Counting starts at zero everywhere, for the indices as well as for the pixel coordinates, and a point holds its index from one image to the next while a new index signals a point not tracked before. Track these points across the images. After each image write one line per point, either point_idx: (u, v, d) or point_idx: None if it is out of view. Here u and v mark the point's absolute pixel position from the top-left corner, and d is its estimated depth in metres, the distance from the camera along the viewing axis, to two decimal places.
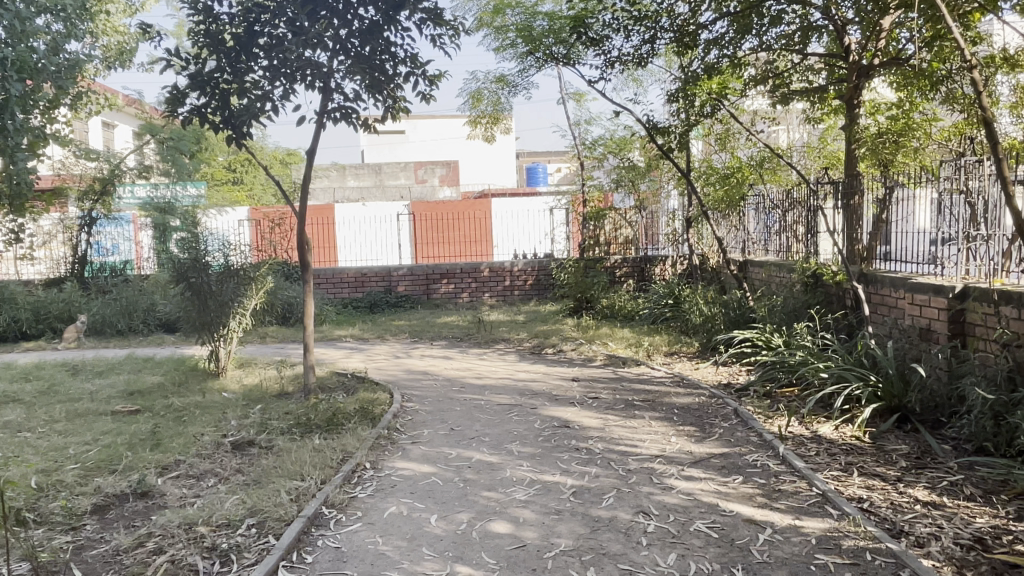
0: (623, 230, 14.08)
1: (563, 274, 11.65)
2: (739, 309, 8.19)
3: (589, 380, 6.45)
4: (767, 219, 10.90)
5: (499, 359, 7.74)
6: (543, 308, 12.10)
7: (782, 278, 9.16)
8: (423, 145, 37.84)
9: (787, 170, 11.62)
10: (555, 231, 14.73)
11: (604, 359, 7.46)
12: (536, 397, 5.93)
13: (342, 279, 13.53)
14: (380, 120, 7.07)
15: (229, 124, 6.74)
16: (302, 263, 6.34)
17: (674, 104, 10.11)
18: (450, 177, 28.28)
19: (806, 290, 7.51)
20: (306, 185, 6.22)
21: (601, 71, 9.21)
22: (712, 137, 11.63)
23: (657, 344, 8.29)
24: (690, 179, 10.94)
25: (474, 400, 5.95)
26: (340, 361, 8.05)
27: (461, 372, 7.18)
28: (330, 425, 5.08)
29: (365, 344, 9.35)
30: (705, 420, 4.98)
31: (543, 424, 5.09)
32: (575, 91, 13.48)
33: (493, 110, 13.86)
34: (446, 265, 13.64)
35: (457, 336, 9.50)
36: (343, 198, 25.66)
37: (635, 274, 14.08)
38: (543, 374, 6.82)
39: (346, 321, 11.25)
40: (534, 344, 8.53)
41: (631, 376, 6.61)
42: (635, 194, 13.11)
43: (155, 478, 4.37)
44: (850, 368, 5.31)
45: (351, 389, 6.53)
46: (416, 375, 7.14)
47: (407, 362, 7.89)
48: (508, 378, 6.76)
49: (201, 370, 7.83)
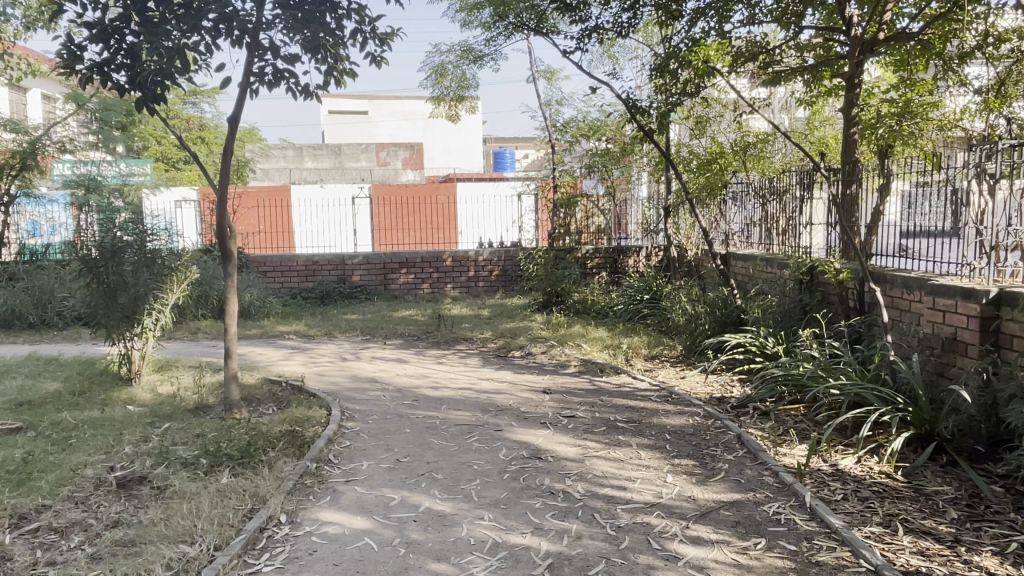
0: (595, 218, 12.94)
1: (534, 266, 10.74)
2: (728, 309, 7.35)
3: (563, 393, 5.55)
4: (752, 209, 10.13)
5: (459, 364, 6.79)
6: (510, 302, 11.19)
7: (770, 273, 8.30)
8: (386, 127, 36.48)
9: (772, 156, 10.86)
10: (523, 218, 13.76)
11: (578, 365, 6.57)
12: (502, 415, 5.01)
13: (291, 267, 12.40)
14: (322, 86, 6.02)
15: (139, 86, 5.60)
16: (225, 254, 5.31)
17: (656, 81, 9.21)
18: (413, 160, 27.17)
19: (802, 290, 6.77)
20: (228, 160, 5.14)
21: (577, 42, 8.27)
22: (691, 120, 10.79)
23: (636, 347, 7.39)
24: (670, 163, 10.07)
25: (428, 418, 5.00)
26: (276, 365, 7.02)
27: (415, 379, 6.22)
28: (247, 456, 4.11)
29: (310, 342, 8.31)
30: (704, 450, 4.13)
31: (510, 454, 4.17)
32: (546, 68, 12.54)
33: (457, 86, 12.85)
34: (404, 253, 12.62)
35: (414, 333, 8.53)
36: (299, 180, 24.32)
37: (607, 265, 13.01)
38: (510, 384, 5.91)
39: (292, 314, 10.17)
40: (499, 345, 7.62)
41: (610, 387, 5.74)
42: (608, 181, 12.25)
43: (3, 536, 3.34)
44: (869, 386, 4.53)
45: (282, 402, 5.56)
46: (363, 383, 6.15)
47: (354, 365, 6.90)
48: (470, 389, 5.82)
49: (111, 375, 6.74)
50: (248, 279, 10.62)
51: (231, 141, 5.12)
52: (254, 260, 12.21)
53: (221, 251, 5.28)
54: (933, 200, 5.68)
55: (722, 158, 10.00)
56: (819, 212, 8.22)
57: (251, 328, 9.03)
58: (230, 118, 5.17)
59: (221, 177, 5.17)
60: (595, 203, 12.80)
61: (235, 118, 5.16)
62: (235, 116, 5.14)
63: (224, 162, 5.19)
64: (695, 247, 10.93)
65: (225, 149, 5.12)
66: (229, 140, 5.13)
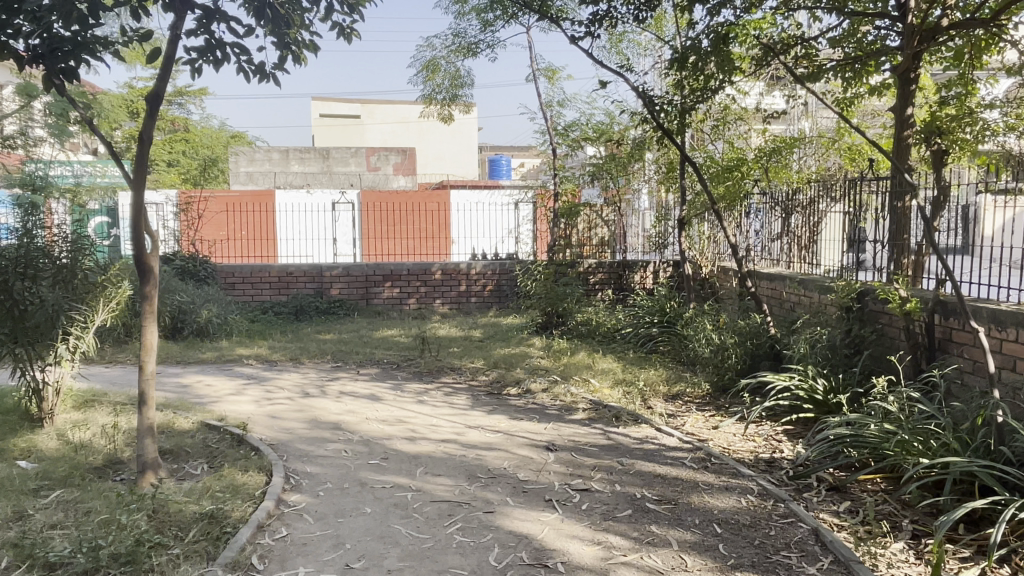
0: (598, 230, 11.78)
1: (532, 283, 9.59)
2: (761, 341, 6.27)
3: (572, 452, 4.39)
4: (774, 223, 9.03)
5: (443, 405, 5.62)
6: (504, 323, 10.02)
7: (806, 299, 7.20)
8: (378, 132, 35.36)
9: (794, 166, 9.85)
10: (519, 229, 12.64)
11: (588, 410, 5.40)
12: (494, 487, 3.84)
13: (262, 280, 11.20)
14: (277, 67, 4.92)
15: (42, 56, 4.25)
16: (144, 271, 4.12)
17: (673, 72, 8.11)
18: (405, 166, 25.91)
19: (852, 323, 5.74)
20: (144, 146, 3.99)
21: (587, 28, 7.17)
22: (707, 122, 9.78)
23: (653, 384, 6.25)
24: (682, 163, 9.03)
25: (397, 489, 3.83)
26: (223, 401, 5.82)
27: (388, 426, 5.04)
28: (138, 557, 2.95)
29: (270, 370, 7.12)
30: (775, 557, 2.99)
31: (504, 558, 3.00)
32: (547, 65, 11.50)
33: (450, 84, 11.82)
34: (389, 265, 11.44)
35: (392, 360, 7.35)
36: (284, 184, 23.15)
37: (611, 282, 11.66)
38: (504, 437, 4.74)
39: (258, 334, 8.97)
40: (491, 379, 6.45)
41: (628, 443, 4.58)
42: (612, 190, 11.13)
43: None
44: (986, 464, 3.43)
45: (215, 460, 4.38)
46: (322, 430, 4.97)
47: (316, 404, 5.72)
48: (454, 442, 4.65)
49: (18, 413, 5.55)
50: (211, 293, 9.44)
51: (148, 122, 3.98)
52: (221, 270, 11.05)
53: (138, 268, 4.13)
54: (963, 215, 5.16)
55: (743, 166, 8.95)
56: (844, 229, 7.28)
57: (206, 351, 7.83)
58: (150, 94, 4.02)
59: (136, 169, 4.00)
60: (599, 213, 11.66)
61: (156, 93, 4.01)
62: (156, 92, 4.00)
63: (143, 150, 3.98)
64: (710, 263, 9.79)
65: (141, 134, 3.97)
66: (146, 122, 3.99)
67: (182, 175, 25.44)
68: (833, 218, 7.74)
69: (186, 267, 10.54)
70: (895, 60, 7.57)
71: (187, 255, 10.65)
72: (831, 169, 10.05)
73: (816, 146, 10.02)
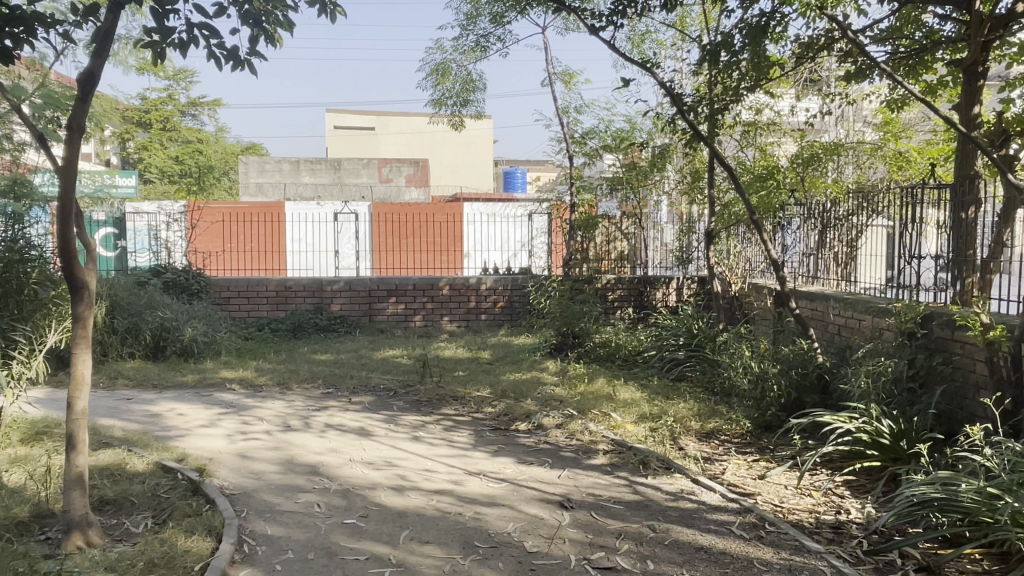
0: (617, 243, 10.83)
1: (547, 301, 8.82)
2: (808, 370, 5.48)
3: (591, 512, 3.59)
4: (808, 236, 8.23)
5: (441, 444, 4.83)
6: (516, 343, 9.27)
7: (856, 323, 6.37)
8: (392, 144, 34.82)
9: (831, 175, 9.07)
10: (533, 241, 11.66)
11: (609, 451, 4.61)
12: (493, 562, 3.05)
13: (259, 295, 10.52)
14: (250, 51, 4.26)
15: None
16: (74, 286, 3.38)
17: (700, 69, 7.36)
18: (417, 177, 25.03)
19: (916, 350, 4.92)
20: (76, 134, 3.30)
21: (608, 18, 6.46)
22: (737, 127, 9.02)
23: (683, 419, 5.45)
24: (712, 169, 8.26)
25: (373, 564, 3.06)
26: (190, 435, 5.11)
27: (375, 471, 4.28)
28: None
29: (253, 396, 6.38)
30: None
31: None
32: (564, 69, 10.81)
33: (461, 89, 11.14)
34: (394, 280, 10.72)
35: (389, 387, 6.59)
36: (294, 196, 22.61)
37: (632, 298, 10.80)
38: (510, 489, 3.95)
39: (249, 353, 8.27)
40: (499, 410, 5.68)
41: (660, 500, 3.77)
42: (632, 202, 10.38)
43: None
44: None
45: (160, 515, 3.63)
46: (296, 476, 4.21)
47: (296, 441, 4.97)
48: (449, 495, 3.88)
49: None
50: (200, 309, 8.77)
51: (80, 107, 3.28)
52: (214, 284, 10.39)
53: (68, 285, 3.40)
54: None
55: (777, 173, 8.34)
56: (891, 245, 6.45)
57: (187, 374, 7.13)
58: (83, 74, 3.34)
59: (64, 163, 3.29)
60: (617, 224, 10.74)
61: (89, 73, 3.32)
62: (91, 71, 3.32)
63: (74, 140, 3.28)
64: (740, 279, 9.01)
65: (70, 120, 3.28)
66: (76, 107, 3.29)
67: (192, 186, 24.97)
68: (876, 231, 6.96)
69: (176, 281, 10.01)
70: (955, 54, 6.78)
71: (178, 269, 10.16)
72: (873, 179, 9.25)
73: (859, 152, 9.18)
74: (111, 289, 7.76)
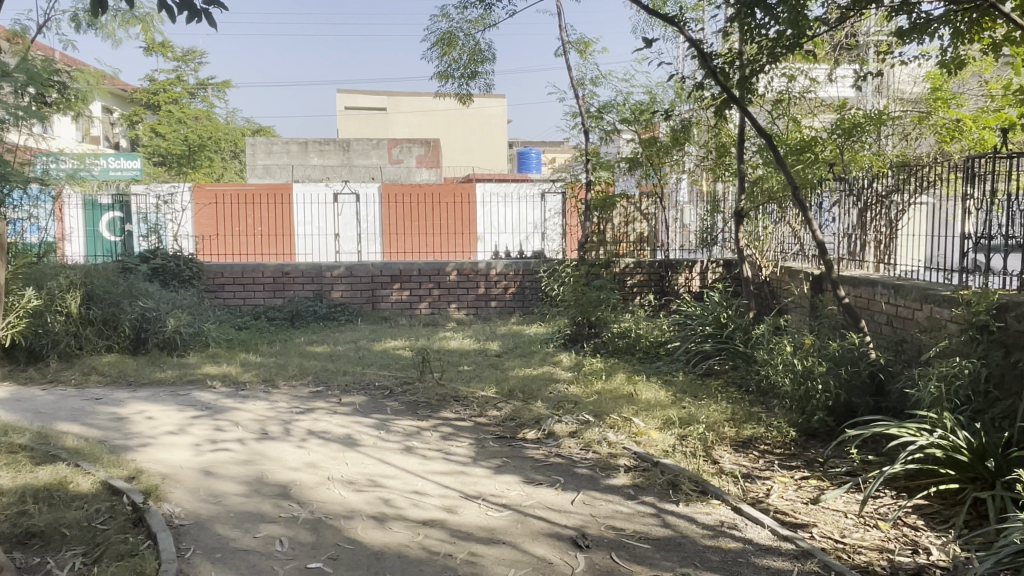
0: (636, 225, 10.11)
1: (561, 288, 8.12)
2: (859, 368, 4.79)
3: (610, 555, 2.92)
4: (847, 215, 7.42)
5: (435, 458, 4.17)
6: (528, 332, 8.60)
7: (910, 314, 5.62)
8: (404, 124, 33.96)
9: (873, 148, 8.22)
10: (546, 223, 10.84)
11: (631, 469, 3.92)
12: None
13: (255, 281, 9.92)
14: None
15: None
16: None
17: (732, 28, 6.52)
18: (429, 158, 23.76)
19: (990, 348, 4.18)
20: None
21: None
22: (768, 97, 8.20)
23: (715, 426, 4.75)
24: (741, 143, 7.48)
25: None
26: (153, 444, 4.50)
27: (354, 494, 3.63)
28: None
29: (233, 396, 5.75)
30: None
31: None
32: (579, 37, 10.03)
33: (469, 60, 10.38)
34: (398, 264, 10.07)
35: (384, 385, 5.93)
36: (302, 178, 22.03)
37: (653, 284, 10.06)
38: (514, 520, 3.29)
39: (240, 345, 7.67)
40: (506, 414, 5.00)
41: (696, 536, 3.10)
42: (653, 180, 9.60)
43: None
44: None
45: (92, 553, 3.00)
46: (261, 500, 3.56)
47: (271, 452, 4.34)
48: (439, 528, 3.21)
49: None
50: (187, 297, 8.17)
51: None
52: (209, 270, 9.82)
53: None
54: None
55: (815, 145, 7.52)
56: (936, 223, 5.72)
57: (168, 369, 6.54)
58: None
59: None
60: (636, 205, 9.98)
61: None
62: None
63: None
64: (772, 263, 8.24)
65: None
66: None
67: (199, 170, 24.40)
68: (921, 209, 6.16)
69: (166, 267, 9.55)
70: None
71: (169, 254, 9.67)
72: (919, 153, 8.38)
73: (903, 123, 8.32)
74: (88, 277, 7.16)
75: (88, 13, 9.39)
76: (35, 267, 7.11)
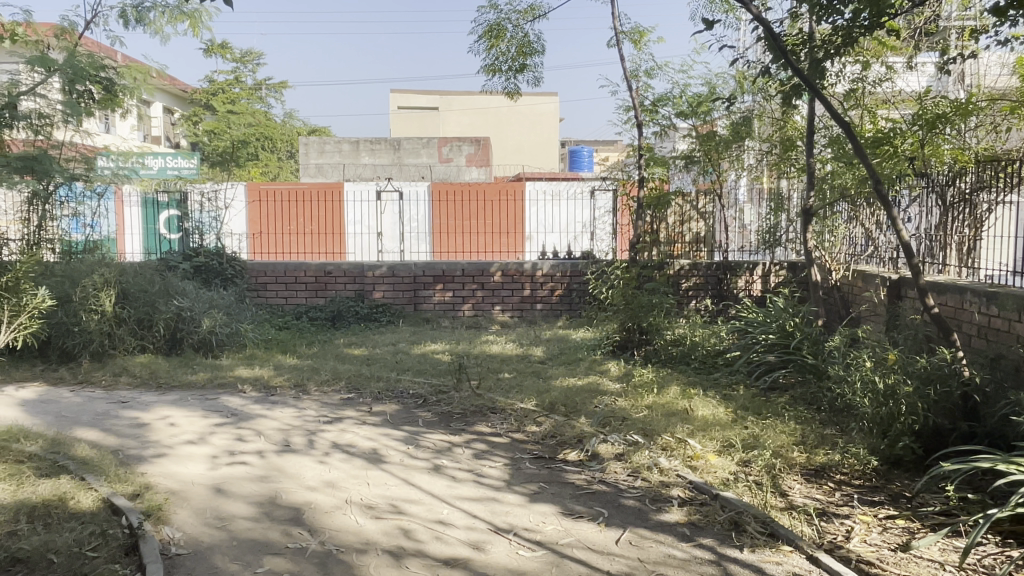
0: (692, 225, 9.41)
1: (610, 291, 7.62)
2: (950, 388, 4.19)
3: None
4: (927, 214, 6.68)
5: (466, 481, 3.76)
6: (574, 338, 8.13)
7: (1006, 326, 4.96)
8: (456, 123, 33.75)
9: (957, 141, 7.43)
10: (596, 222, 10.34)
11: (686, 503, 3.43)
12: None
13: (297, 280, 9.73)
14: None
15: None
16: None
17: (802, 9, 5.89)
18: (479, 156, 23.40)
19: None
20: None
21: None
22: (839, 86, 7.50)
23: (782, 451, 4.20)
24: (810, 136, 6.83)
25: None
26: (168, 454, 4.22)
27: (371, 523, 3.24)
28: None
29: (261, 402, 5.47)
30: None
31: None
32: (633, 26, 9.48)
33: (517, 53, 9.95)
34: (441, 264, 9.72)
35: (418, 394, 5.56)
36: (354, 178, 22.04)
37: (709, 287, 9.45)
38: (549, 562, 2.85)
39: (276, 346, 7.44)
40: (546, 431, 4.56)
41: None
42: (710, 177, 8.99)
43: None
44: None
45: None
46: (270, 526, 3.22)
47: (289, 467, 4.00)
48: (462, 570, 2.80)
49: None
50: (225, 296, 8.00)
51: None
52: (252, 268, 9.69)
53: None
54: None
55: (894, 138, 6.80)
56: None
57: (199, 371, 6.32)
58: None
59: None
60: (692, 203, 9.27)
61: None
62: None
63: None
64: (843, 267, 7.56)
65: None
66: None
67: (254, 170, 24.70)
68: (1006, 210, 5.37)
69: (209, 265, 9.44)
70: None
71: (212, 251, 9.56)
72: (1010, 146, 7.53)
73: (991, 113, 7.48)
74: (123, 275, 7.02)
75: (136, 8, 9.33)
76: (71, 266, 7.05)
